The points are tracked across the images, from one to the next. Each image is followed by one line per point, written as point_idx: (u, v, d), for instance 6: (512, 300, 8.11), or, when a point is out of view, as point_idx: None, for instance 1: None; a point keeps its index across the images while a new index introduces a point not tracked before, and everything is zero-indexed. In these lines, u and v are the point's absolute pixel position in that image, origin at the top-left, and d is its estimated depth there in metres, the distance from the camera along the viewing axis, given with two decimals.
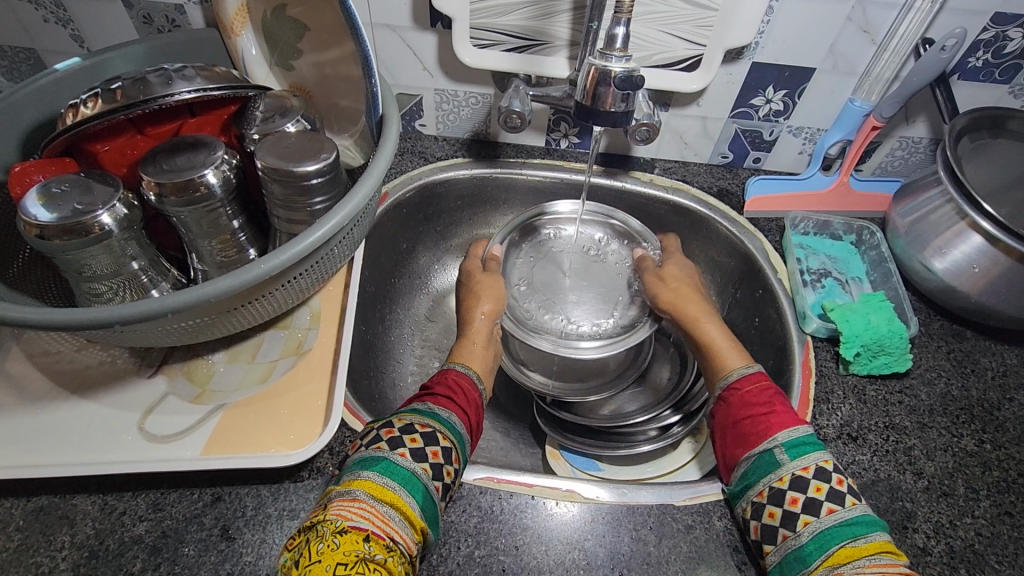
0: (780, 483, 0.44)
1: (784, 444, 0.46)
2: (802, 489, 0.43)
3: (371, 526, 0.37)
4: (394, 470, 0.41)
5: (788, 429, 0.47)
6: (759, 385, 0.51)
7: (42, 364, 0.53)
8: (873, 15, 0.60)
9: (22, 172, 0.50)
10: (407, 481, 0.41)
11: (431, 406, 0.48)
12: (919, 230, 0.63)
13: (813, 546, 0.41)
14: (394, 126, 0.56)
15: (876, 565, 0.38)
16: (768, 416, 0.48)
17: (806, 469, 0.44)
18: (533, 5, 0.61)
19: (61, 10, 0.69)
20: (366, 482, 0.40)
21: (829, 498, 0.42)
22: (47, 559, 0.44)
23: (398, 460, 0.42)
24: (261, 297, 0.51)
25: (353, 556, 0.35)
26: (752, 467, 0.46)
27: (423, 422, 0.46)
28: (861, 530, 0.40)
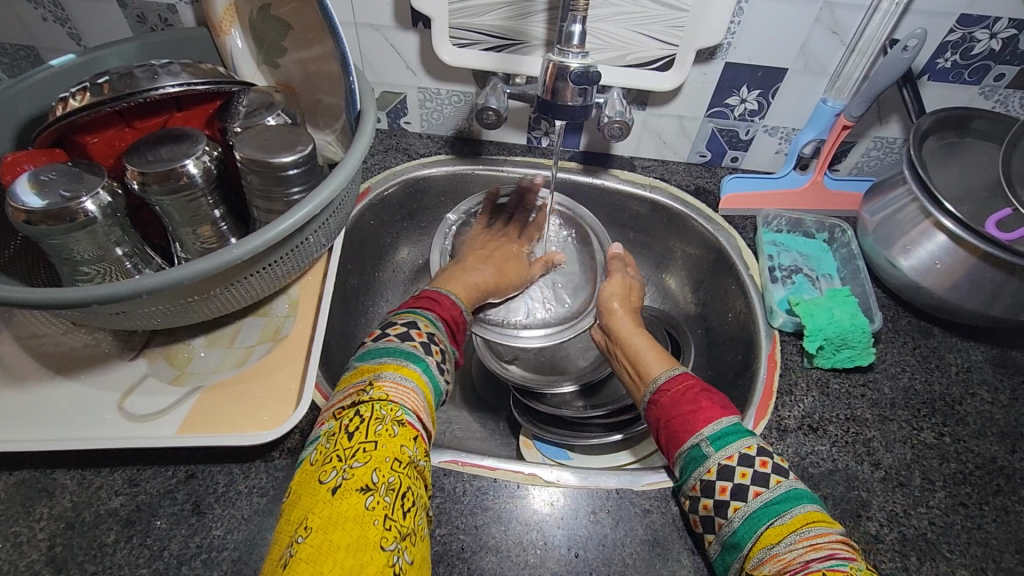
0: (709, 475, 0.45)
1: (709, 438, 0.46)
2: (728, 477, 0.44)
3: (418, 424, 0.42)
4: (429, 372, 0.46)
5: (713, 422, 0.47)
6: (687, 385, 0.51)
7: (30, 345, 0.55)
8: (841, 16, 0.61)
9: (13, 162, 0.53)
10: (435, 387, 0.47)
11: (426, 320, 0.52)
12: (887, 228, 0.64)
13: (744, 529, 0.42)
14: (369, 119, 0.57)
15: (806, 538, 0.39)
16: (694, 413, 0.48)
17: (732, 458, 0.44)
18: (509, 5, 0.63)
19: (59, 10, 0.72)
20: (415, 376, 0.45)
21: (755, 481, 0.43)
22: (26, 528, 0.46)
23: (431, 364, 0.47)
24: (238, 283, 0.53)
25: (405, 454, 0.39)
26: (683, 464, 0.47)
27: (424, 328, 0.50)
28: (787, 506, 0.41)
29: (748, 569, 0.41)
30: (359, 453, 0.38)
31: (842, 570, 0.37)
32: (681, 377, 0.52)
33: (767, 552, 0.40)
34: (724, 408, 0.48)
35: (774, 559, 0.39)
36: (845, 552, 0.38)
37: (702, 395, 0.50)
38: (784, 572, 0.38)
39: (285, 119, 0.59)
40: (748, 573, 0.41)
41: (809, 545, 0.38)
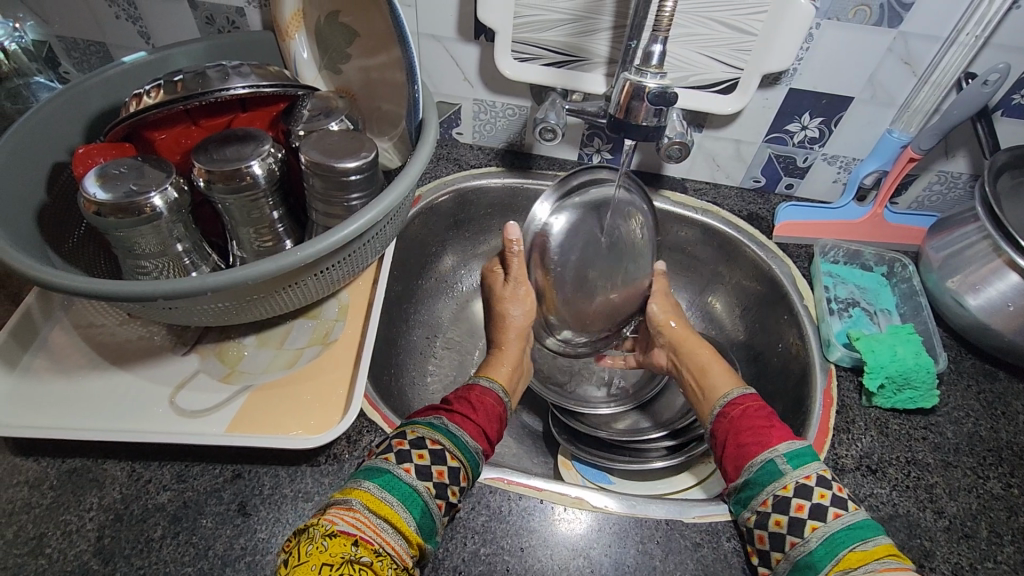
0: (785, 491, 0.44)
1: (785, 455, 0.46)
2: (807, 496, 0.44)
3: (360, 532, 0.38)
4: (395, 486, 0.41)
5: (788, 441, 0.47)
6: (753, 405, 0.52)
7: (86, 335, 0.56)
8: (916, 47, 0.60)
9: (85, 154, 0.54)
10: (405, 496, 0.41)
11: (446, 421, 0.48)
12: (954, 266, 0.62)
13: (823, 549, 0.41)
14: (431, 130, 0.58)
15: (889, 568, 0.39)
16: (769, 429, 0.49)
17: (809, 477, 0.45)
18: (575, 22, 0.63)
19: (132, 9, 0.74)
20: (364, 493, 0.40)
21: (835, 503, 0.43)
22: (75, 518, 0.46)
23: (403, 476, 0.42)
24: (295, 285, 0.53)
25: (339, 559, 0.36)
26: (753, 478, 0.46)
27: (434, 437, 0.45)
28: (869, 534, 0.41)
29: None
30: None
31: None
32: (745, 399, 0.53)
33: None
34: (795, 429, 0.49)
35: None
36: None
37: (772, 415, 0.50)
38: None
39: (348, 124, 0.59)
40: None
41: None
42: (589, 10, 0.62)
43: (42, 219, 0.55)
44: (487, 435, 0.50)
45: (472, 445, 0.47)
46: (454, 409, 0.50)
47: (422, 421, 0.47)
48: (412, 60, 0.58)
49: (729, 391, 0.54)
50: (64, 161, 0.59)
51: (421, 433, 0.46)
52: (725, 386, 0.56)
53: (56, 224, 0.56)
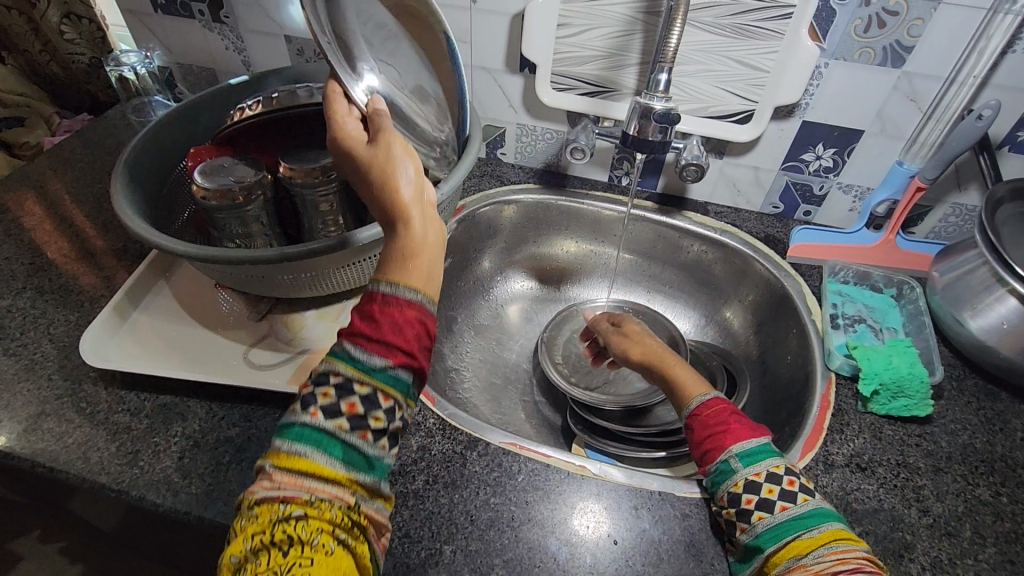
0: (737, 487, 0.49)
1: (739, 455, 0.51)
2: (756, 490, 0.48)
3: (280, 494, 0.33)
4: (301, 436, 0.34)
5: (742, 441, 0.51)
6: (716, 409, 0.55)
7: (182, 300, 0.68)
8: (919, 85, 0.66)
9: (197, 153, 0.67)
10: (320, 442, 0.34)
11: (346, 345, 0.37)
12: (957, 288, 0.66)
13: (770, 535, 0.46)
14: (474, 146, 0.68)
15: (835, 553, 0.42)
16: (724, 433, 0.53)
17: (758, 474, 0.49)
18: (606, 58, 0.72)
19: (240, 42, 0.89)
20: (274, 453, 0.35)
21: (784, 497, 0.47)
22: (163, 441, 0.56)
23: (309, 422, 0.35)
24: (351, 267, 0.63)
25: (268, 524, 0.33)
26: (713, 477, 0.51)
27: (332, 368, 0.36)
28: (816, 522, 0.45)
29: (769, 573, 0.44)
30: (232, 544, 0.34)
31: None
32: (712, 403, 0.55)
33: (794, 560, 0.43)
34: (752, 428, 0.53)
35: (800, 569, 0.43)
36: (870, 568, 0.41)
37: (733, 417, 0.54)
38: None
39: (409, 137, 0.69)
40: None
41: (837, 559, 0.41)
42: (619, 48, 0.71)
43: (158, 204, 0.68)
44: (401, 343, 0.37)
45: (380, 362, 0.36)
46: (354, 327, 0.37)
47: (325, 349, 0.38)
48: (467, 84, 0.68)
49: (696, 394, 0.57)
50: (177, 160, 0.73)
51: (322, 365, 0.37)
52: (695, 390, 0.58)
53: (167, 208, 0.69)
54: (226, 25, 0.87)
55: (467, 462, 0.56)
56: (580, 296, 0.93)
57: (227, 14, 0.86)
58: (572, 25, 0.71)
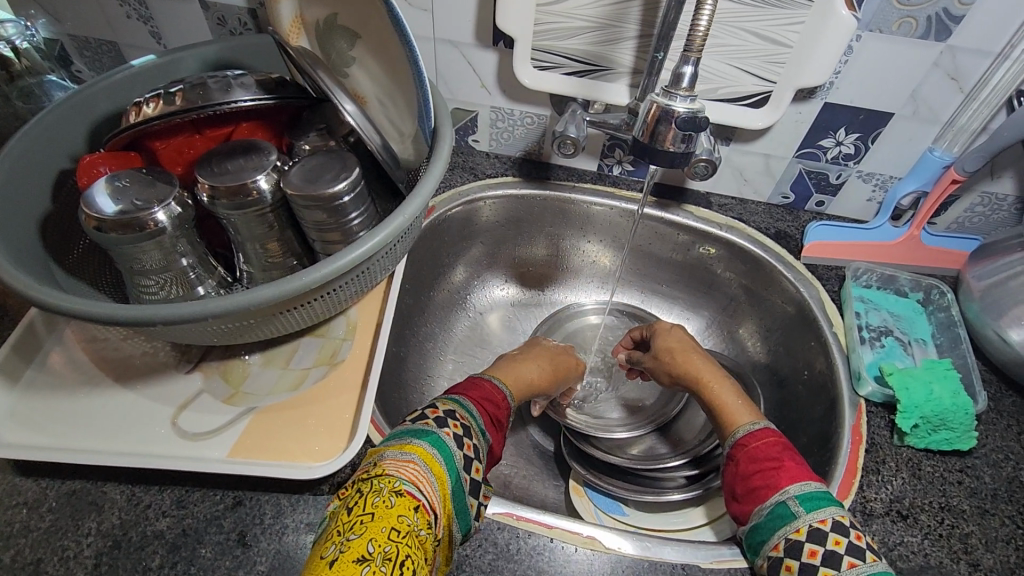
0: (797, 535, 0.42)
1: (797, 497, 0.43)
2: (820, 541, 0.41)
3: (420, 496, 0.37)
4: (443, 449, 0.41)
5: (800, 483, 0.44)
6: (767, 441, 0.49)
7: (90, 349, 0.55)
8: (964, 62, 0.56)
9: (90, 164, 0.53)
10: (452, 463, 0.41)
11: (467, 400, 0.48)
12: (997, 296, 0.58)
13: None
14: (444, 143, 0.55)
15: None
16: (777, 471, 0.46)
17: (824, 521, 0.41)
18: (598, 30, 0.60)
19: (143, 9, 0.72)
20: (420, 449, 0.40)
21: (850, 552, 0.40)
22: (73, 543, 0.45)
23: (444, 437, 0.42)
24: (300, 307, 0.51)
25: (405, 524, 0.35)
26: (764, 522, 0.44)
27: (460, 412, 0.46)
28: None
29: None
30: (354, 525, 0.34)
31: None
32: (761, 434, 0.49)
33: None
34: (809, 470, 0.46)
35: None
36: None
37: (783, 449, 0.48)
38: None
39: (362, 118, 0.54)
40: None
41: None
42: (613, 19, 0.59)
43: (47, 230, 0.54)
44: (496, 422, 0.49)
45: (486, 429, 0.47)
46: (475, 396, 0.50)
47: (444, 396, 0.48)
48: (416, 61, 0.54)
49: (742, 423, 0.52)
50: (69, 169, 0.58)
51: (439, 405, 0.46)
52: (741, 418, 0.53)
53: (61, 234, 0.55)
54: None
55: None
56: (567, 300, 0.84)
57: None
58: None
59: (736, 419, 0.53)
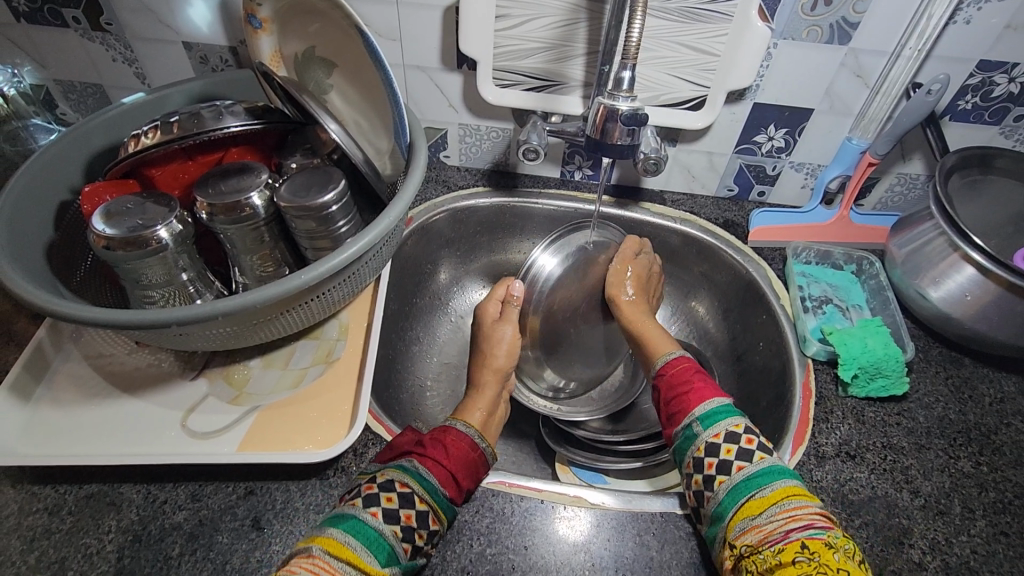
0: (699, 452, 0.49)
1: (699, 418, 0.51)
2: (747, 458, 0.47)
3: None
4: (361, 531, 0.42)
5: (704, 402, 0.52)
6: (681, 367, 0.57)
7: (96, 364, 0.58)
8: (866, 61, 0.65)
9: (92, 192, 0.57)
10: (372, 541, 0.42)
11: (415, 463, 0.49)
12: (916, 261, 0.66)
13: (729, 499, 0.46)
14: (420, 154, 0.61)
15: (786, 511, 0.43)
16: (690, 393, 0.54)
17: (718, 435, 0.49)
18: (551, 49, 0.67)
19: (128, 52, 0.77)
20: (326, 538, 0.42)
21: (739, 457, 0.48)
22: (95, 540, 0.47)
23: (369, 520, 0.43)
24: (295, 309, 0.56)
25: None
26: (680, 444, 0.52)
27: (404, 480, 0.47)
28: (766, 481, 0.45)
29: (730, 538, 0.44)
30: None
31: (821, 537, 0.41)
32: (679, 360, 0.58)
33: (748, 523, 0.43)
34: (715, 389, 0.53)
35: (755, 530, 0.43)
36: (822, 522, 0.42)
37: (699, 376, 0.55)
38: (765, 540, 0.42)
39: (346, 136, 0.60)
40: (730, 544, 0.44)
41: (788, 517, 0.42)
42: (564, 39, 0.66)
43: (51, 256, 0.58)
44: (457, 480, 0.50)
45: (439, 487, 0.48)
46: (426, 451, 0.51)
47: (393, 464, 0.49)
48: (389, 78, 0.60)
49: (667, 353, 0.60)
50: (68, 201, 0.62)
51: (391, 475, 0.48)
52: (664, 349, 0.61)
53: (64, 259, 0.59)
54: (108, 33, 0.75)
55: (454, 511, 0.51)
56: None
57: (108, 20, 0.73)
58: (510, 15, 0.65)
59: (659, 350, 0.61)
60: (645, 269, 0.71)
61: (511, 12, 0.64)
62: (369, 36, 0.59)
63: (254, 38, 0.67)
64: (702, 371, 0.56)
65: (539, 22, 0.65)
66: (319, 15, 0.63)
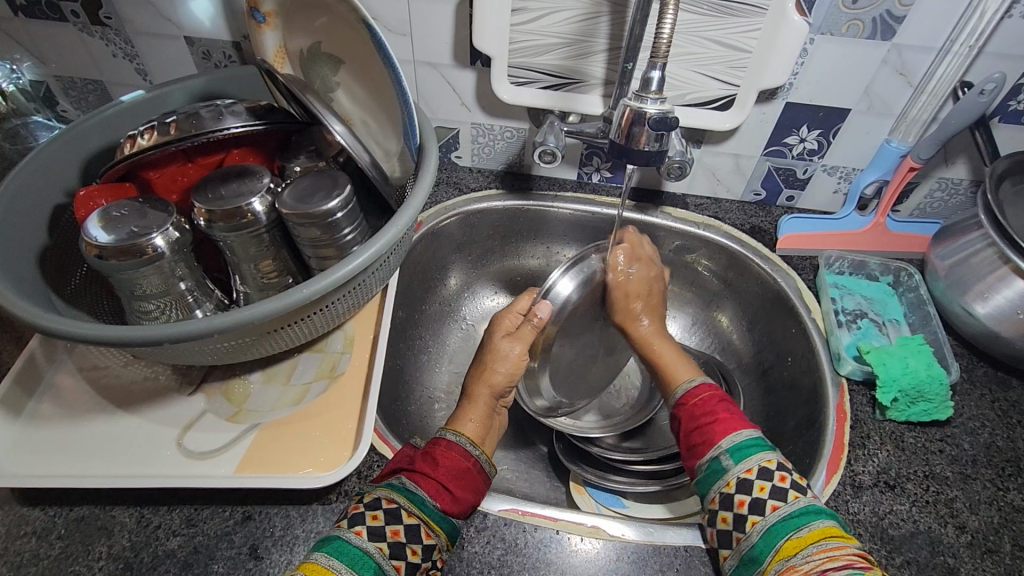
0: (728, 488, 0.46)
1: (728, 450, 0.48)
2: (748, 491, 0.45)
3: None
4: (344, 551, 0.40)
5: (731, 435, 0.49)
6: (705, 396, 0.53)
7: (91, 377, 0.55)
8: (910, 58, 0.60)
9: (87, 197, 0.54)
10: (358, 560, 0.40)
11: (403, 479, 0.46)
12: (960, 274, 0.62)
13: (763, 543, 0.43)
14: (431, 157, 0.58)
15: (824, 551, 0.40)
16: (714, 424, 0.50)
17: (749, 471, 0.46)
18: (570, 46, 0.63)
19: (129, 47, 0.74)
20: (310, 564, 0.39)
21: (752, 509, 0.45)
22: (85, 568, 0.45)
23: (353, 540, 0.41)
24: (297, 322, 0.53)
25: None
26: (703, 477, 0.48)
27: (390, 496, 0.44)
28: (804, 520, 0.43)
29: None
30: None
31: None
32: (703, 388, 0.54)
33: (785, 564, 0.41)
34: (742, 420, 0.50)
35: (791, 572, 0.41)
36: (861, 563, 0.39)
37: (726, 405, 0.52)
38: None
39: (351, 138, 0.56)
40: None
41: (825, 557, 0.40)
42: (584, 34, 0.62)
43: (44, 263, 0.55)
44: (450, 491, 0.47)
45: (428, 500, 0.45)
46: (415, 467, 0.48)
47: (381, 483, 0.47)
48: (400, 78, 0.56)
49: (686, 380, 0.56)
50: (64, 204, 0.59)
51: (378, 493, 0.45)
52: (681, 375, 0.58)
53: (58, 266, 0.56)
54: (108, 28, 0.72)
55: (464, 541, 0.48)
56: None
57: (108, 14, 0.70)
58: (527, 9, 0.61)
59: (676, 376, 0.58)
60: (645, 286, 0.64)
61: (528, 7, 0.60)
62: (376, 30, 0.55)
63: (256, 33, 0.64)
64: (729, 401, 0.52)
65: (557, 17, 0.61)
66: (324, 10, 0.60)
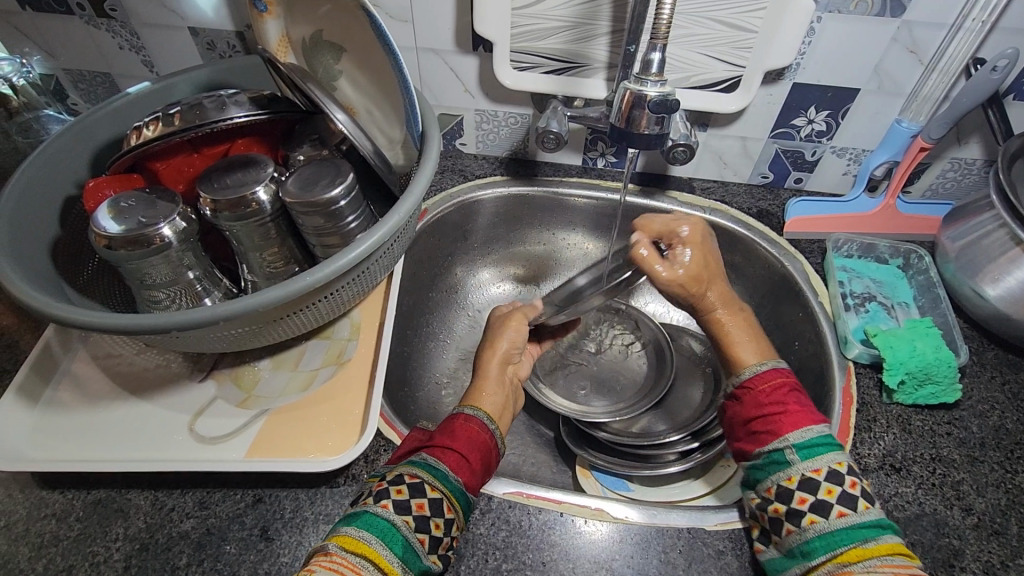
0: (790, 483, 0.45)
1: (795, 447, 0.46)
2: (813, 491, 0.44)
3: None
4: (374, 524, 0.40)
5: (801, 431, 0.47)
6: (773, 383, 0.50)
7: (105, 365, 0.57)
8: (922, 35, 0.59)
9: (95, 188, 0.55)
10: (385, 532, 0.40)
11: (423, 455, 0.46)
12: (971, 255, 0.61)
13: (820, 543, 0.42)
14: (433, 145, 0.58)
15: (889, 566, 0.39)
16: (783, 415, 0.48)
17: (817, 472, 0.45)
18: (572, 29, 0.63)
19: (135, 38, 0.75)
20: (340, 536, 0.39)
21: (815, 509, 0.44)
22: (103, 549, 0.46)
23: (381, 512, 0.41)
24: (304, 309, 0.54)
25: None
26: (761, 464, 0.48)
27: (412, 471, 0.44)
28: (873, 533, 0.41)
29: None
30: None
31: None
32: (770, 376, 0.51)
33: (841, 568, 0.41)
34: (813, 415, 0.48)
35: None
36: None
37: (792, 395, 0.50)
38: None
39: (354, 127, 0.56)
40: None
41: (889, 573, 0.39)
42: (586, 17, 0.62)
43: (56, 254, 0.56)
44: (469, 465, 0.47)
45: (450, 473, 0.45)
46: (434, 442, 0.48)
47: (401, 461, 0.47)
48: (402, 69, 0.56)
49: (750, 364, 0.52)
50: (74, 195, 0.60)
51: (399, 470, 0.45)
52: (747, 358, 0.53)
53: (69, 256, 0.57)
54: (114, 19, 0.72)
55: (469, 524, 0.49)
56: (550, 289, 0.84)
57: (112, 6, 0.71)
58: None
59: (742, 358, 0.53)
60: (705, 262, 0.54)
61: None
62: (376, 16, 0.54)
63: (259, 22, 0.64)
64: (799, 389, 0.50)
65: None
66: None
